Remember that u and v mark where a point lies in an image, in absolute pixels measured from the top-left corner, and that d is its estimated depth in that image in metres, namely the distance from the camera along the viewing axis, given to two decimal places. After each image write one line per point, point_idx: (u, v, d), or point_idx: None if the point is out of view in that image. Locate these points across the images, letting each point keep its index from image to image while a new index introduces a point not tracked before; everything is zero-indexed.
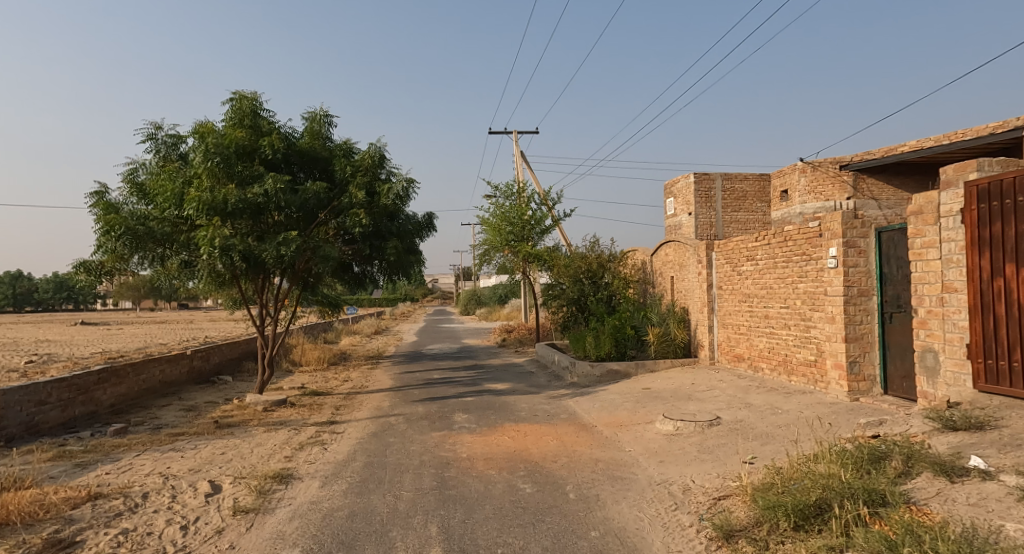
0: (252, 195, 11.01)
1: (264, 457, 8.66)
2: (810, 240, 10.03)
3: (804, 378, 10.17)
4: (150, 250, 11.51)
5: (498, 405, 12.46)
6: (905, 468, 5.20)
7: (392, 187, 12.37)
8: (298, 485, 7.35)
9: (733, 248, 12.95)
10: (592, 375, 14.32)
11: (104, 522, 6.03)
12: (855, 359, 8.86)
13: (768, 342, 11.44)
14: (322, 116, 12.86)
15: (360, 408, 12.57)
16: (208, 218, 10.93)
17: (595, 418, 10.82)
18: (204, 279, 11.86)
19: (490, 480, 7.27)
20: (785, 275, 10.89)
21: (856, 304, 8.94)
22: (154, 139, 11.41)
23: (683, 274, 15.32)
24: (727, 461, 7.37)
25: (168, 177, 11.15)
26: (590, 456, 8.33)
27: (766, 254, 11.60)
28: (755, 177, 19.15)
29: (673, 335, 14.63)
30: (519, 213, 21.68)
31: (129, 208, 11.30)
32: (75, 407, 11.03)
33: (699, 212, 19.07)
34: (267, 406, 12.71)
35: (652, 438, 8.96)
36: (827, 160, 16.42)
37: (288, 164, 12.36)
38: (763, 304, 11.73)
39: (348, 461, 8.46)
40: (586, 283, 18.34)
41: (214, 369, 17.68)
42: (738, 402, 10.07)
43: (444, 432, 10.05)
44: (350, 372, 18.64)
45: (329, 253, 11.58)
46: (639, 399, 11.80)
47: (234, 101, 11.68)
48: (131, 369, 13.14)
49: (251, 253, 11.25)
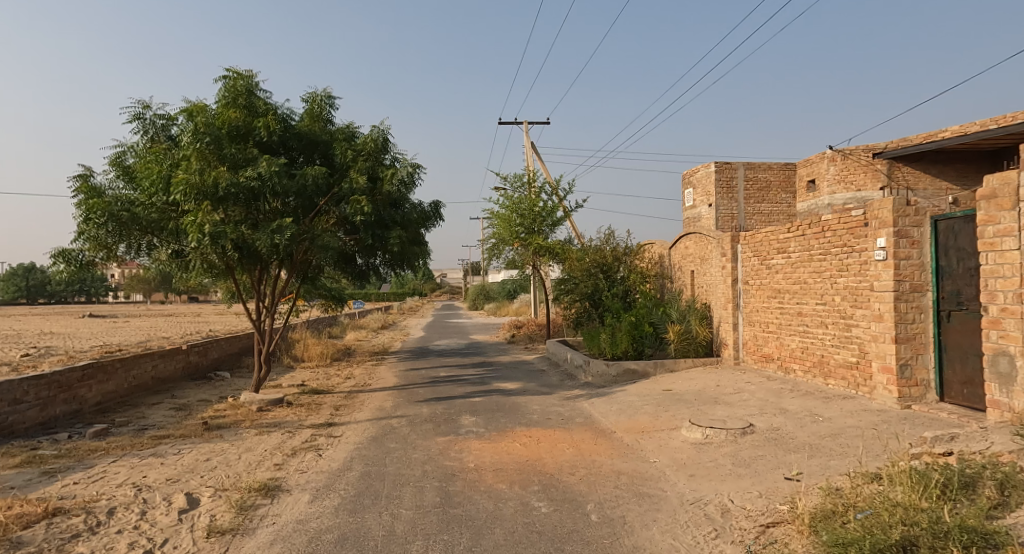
0: (244, 179, 10.17)
1: (252, 465, 7.85)
2: (853, 230, 9.15)
3: (844, 381, 9.31)
4: (135, 238, 10.65)
5: (508, 407, 11.64)
6: (1001, 498, 4.36)
7: (396, 172, 11.58)
8: (285, 501, 6.55)
9: (761, 240, 12.09)
10: (607, 375, 13.48)
11: (57, 546, 5.24)
12: (907, 362, 7.97)
13: (801, 341, 10.58)
14: (323, 97, 12.06)
15: (361, 409, 11.79)
16: (198, 203, 10.12)
17: (613, 422, 9.99)
18: (195, 269, 11.03)
19: (500, 497, 6.46)
20: (821, 269, 10.03)
21: (908, 300, 8.04)
22: (141, 119, 10.56)
23: (704, 268, 14.42)
24: (768, 477, 6.53)
25: (155, 160, 10.33)
26: (611, 467, 7.50)
27: (800, 246, 10.74)
28: (779, 167, 18.12)
29: (695, 334, 13.76)
30: (530, 204, 20.83)
31: (113, 192, 10.44)
32: (56, 406, 10.28)
33: (720, 204, 18.17)
34: (262, 405, 11.95)
35: (680, 448, 8.11)
36: (860, 147, 15.60)
37: (286, 148, 11.54)
38: (796, 300, 10.85)
39: (343, 471, 7.65)
40: (600, 277, 17.42)
41: (212, 365, 16.96)
42: (771, 407, 9.21)
43: (450, 437, 9.25)
44: (353, 369, 17.87)
45: (328, 243, 10.77)
46: (661, 402, 10.95)
47: (227, 80, 10.86)
48: (120, 365, 12.40)
49: (244, 242, 10.46)
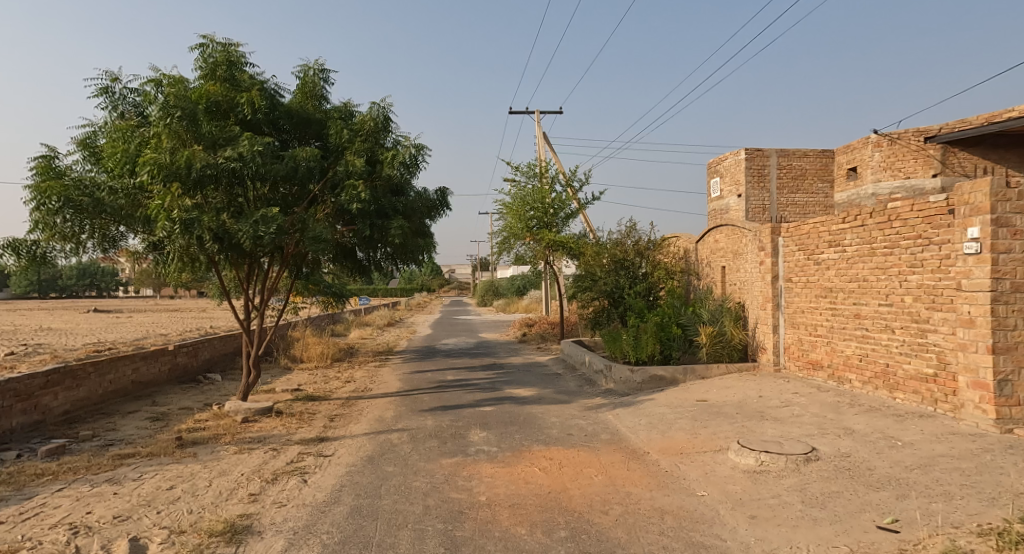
0: (223, 160, 8.88)
1: (222, 495, 6.59)
2: (930, 218, 7.87)
3: (918, 396, 8.01)
4: (101, 227, 9.38)
5: (523, 418, 10.36)
6: None
7: (398, 154, 10.30)
8: (253, 549, 5.28)
9: (808, 232, 10.74)
10: (631, 382, 12.18)
11: None
12: (1006, 377, 6.77)
13: (859, 348, 9.26)
14: (317, 71, 10.74)
15: (359, 420, 10.54)
16: (168, 186, 8.83)
17: (645, 441, 8.68)
18: (171, 263, 9.76)
19: (520, 549, 5.22)
20: (886, 265, 8.73)
21: (1007, 302, 6.81)
22: (108, 91, 9.27)
23: (738, 264, 13.07)
24: (856, 525, 5.23)
25: (123, 138, 9.03)
26: (651, 504, 6.21)
27: (857, 238, 9.42)
28: (816, 154, 16.79)
29: (729, 336, 12.41)
30: (542, 196, 19.49)
31: (76, 174, 9.16)
32: (12, 418, 9.03)
33: (750, 194, 16.69)
34: (248, 415, 10.71)
35: (732, 478, 6.80)
36: (909, 131, 14.22)
37: (276, 129, 10.28)
38: (852, 300, 9.51)
39: (329, 504, 6.37)
40: (621, 273, 16.05)
41: (202, 366, 15.72)
42: (833, 427, 7.89)
43: (457, 458, 7.95)
44: (354, 371, 16.61)
45: (320, 234, 9.51)
46: (697, 415, 9.65)
47: (206, 49, 9.56)
48: (93, 369, 11.17)
49: (225, 233, 9.19)
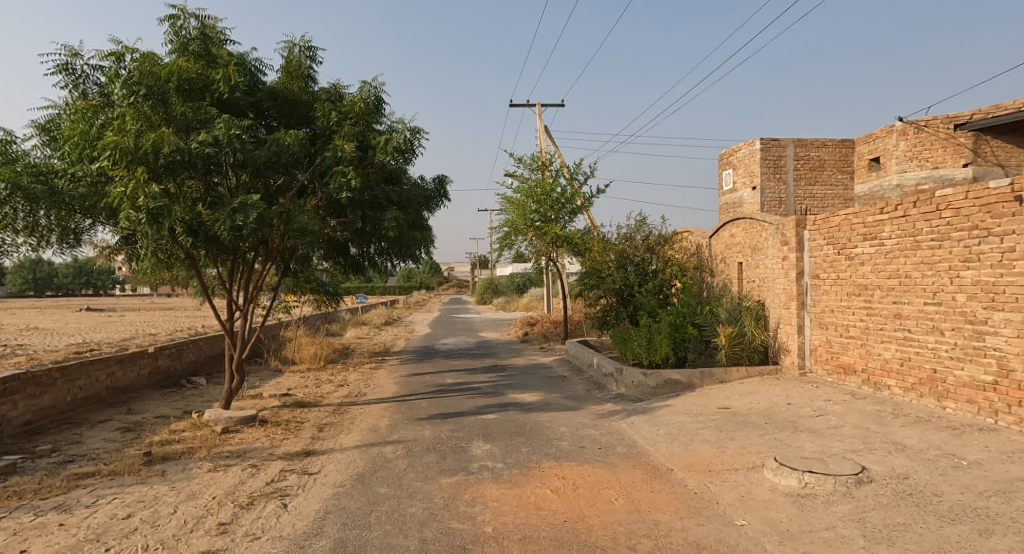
0: (197, 144, 7.99)
1: (186, 526, 5.68)
2: (988, 207, 7.10)
3: (973, 406, 7.17)
4: (63, 218, 8.48)
5: (530, 428, 9.46)
6: None
7: (391, 138, 9.38)
8: None
9: (838, 225, 9.84)
10: (644, 386, 11.29)
11: None
12: None
13: (900, 352, 8.40)
14: (302, 48, 9.84)
15: (350, 430, 9.65)
16: (134, 173, 7.93)
17: (667, 455, 7.78)
18: (144, 259, 8.88)
19: None
20: (933, 260, 7.88)
21: None
22: (67, 68, 8.36)
23: (757, 259, 12.19)
24: None
25: (83, 120, 8.14)
26: (684, 536, 5.33)
27: (897, 231, 8.56)
28: (835, 144, 15.91)
29: (750, 337, 11.57)
30: (546, 189, 18.53)
31: (31, 161, 8.27)
32: None
33: (766, 186, 15.97)
34: (228, 425, 9.80)
35: (773, 503, 5.91)
36: (938, 117, 13.28)
37: (259, 112, 9.41)
38: (892, 298, 8.63)
39: (311, 537, 5.48)
40: (630, 270, 15.14)
41: (186, 370, 14.79)
42: (880, 441, 7.02)
43: (459, 477, 7.07)
44: (348, 374, 15.71)
45: (305, 225, 8.59)
46: (721, 425, 8.77)
47: (177, 22, 8.64)
48: (61, 375, 10.26)
49: (201, 226, 8.28)
